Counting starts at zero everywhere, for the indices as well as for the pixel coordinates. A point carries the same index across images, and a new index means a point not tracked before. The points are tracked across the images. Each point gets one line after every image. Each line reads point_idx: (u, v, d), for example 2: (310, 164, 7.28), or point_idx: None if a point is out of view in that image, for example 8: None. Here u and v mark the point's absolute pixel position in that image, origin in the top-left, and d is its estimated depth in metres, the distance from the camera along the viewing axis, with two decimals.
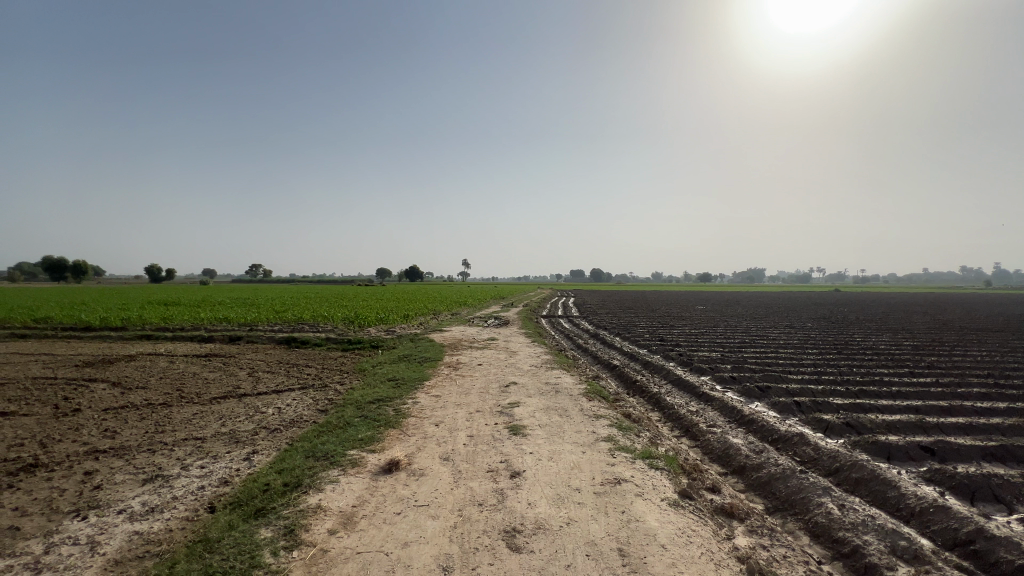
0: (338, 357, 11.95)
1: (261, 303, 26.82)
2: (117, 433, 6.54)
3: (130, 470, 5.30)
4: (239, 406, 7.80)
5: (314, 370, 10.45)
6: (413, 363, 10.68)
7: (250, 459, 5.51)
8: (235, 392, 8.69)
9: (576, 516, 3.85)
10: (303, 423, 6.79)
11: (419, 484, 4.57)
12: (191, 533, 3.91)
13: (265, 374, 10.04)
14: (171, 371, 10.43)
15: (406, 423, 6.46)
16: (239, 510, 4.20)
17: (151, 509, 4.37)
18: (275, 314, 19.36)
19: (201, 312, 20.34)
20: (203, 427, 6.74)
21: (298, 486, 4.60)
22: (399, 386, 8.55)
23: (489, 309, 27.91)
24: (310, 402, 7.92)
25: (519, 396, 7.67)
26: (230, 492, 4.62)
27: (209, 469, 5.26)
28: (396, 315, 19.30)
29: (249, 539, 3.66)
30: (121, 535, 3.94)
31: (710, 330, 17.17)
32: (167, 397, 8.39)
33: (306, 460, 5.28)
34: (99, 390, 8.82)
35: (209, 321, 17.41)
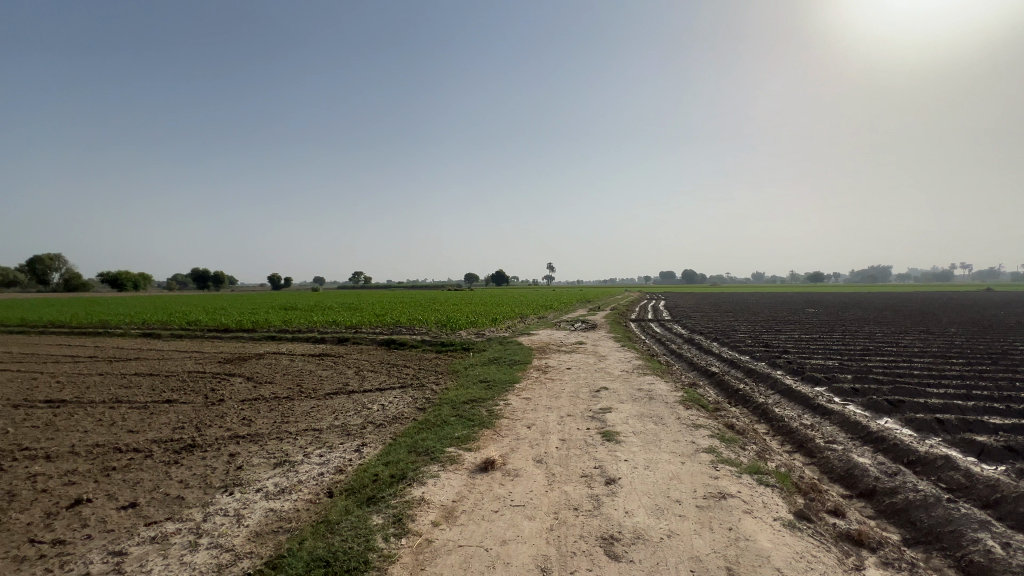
0: (433, 359, 12.63)
1: (363, 308, 29.10)
2: (252, 421, 7.51)
3: (264, 454, 6.06)
4: (349, 401, 8.56)
5: (412, 370, 11.13)
6: (503, 366, 10.93)
7: (360, 450, 6.02)
8: (345, 388, 9.55)
9: (678, 529, 3.69)
10: (405, 420, 7.27)
11: (514, 485, 4.67)
12: (314, 513, 4.37)
13: (370, 373, 10.90)
14: (291, 368, 11.72)
15: (499, 424, 6.64)
16: (354, 497, 4.60)
17: (282, 490, 4.95)
18: (376, 318, 20.93)
19: (314, 316, 22.64)
20: (320, 419, 7.51)
21: (403, 478, 4.93)
22: (491, 388, 8.80)
23: (575, 313, 27.67)
24: (409, 400, 8.46)
25: (610, 401, 7.53)
26: (345, 480, 5.09)
27: (327, 457, 5.84)
28: (485, 318, 19.90)
29: (363, 524, 4.00)
30: (260, 511, 4.51)
31: (824, 335, 15.46)
32: (290, 391, 9.47)
33: (409, 454, 5.64)
34: (237, 383, 10.20)
35: (321, 324, 19.30)
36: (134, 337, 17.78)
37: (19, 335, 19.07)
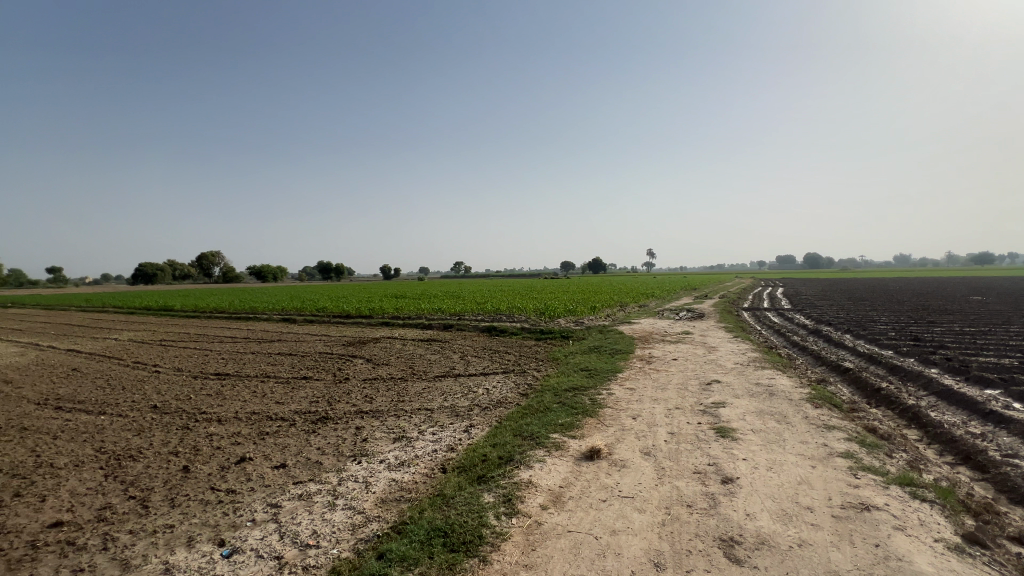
0: (534, 346, 12.84)
1: (465, 296, 30.46)
2: (373, 398, 8.28)
3: (385, 429, 6.65)
4: (456, 384, 9.05)
5: (514, 357, 11.42)
6: (604, 355, 10.75)
7: (469, 431, 6.34)
8: (452, 372, 10.10)
9: (810, 538, 3.35)
10: (509, 404, 7.49)
11: (622, 475, 4.58)
12: (431, 487, 4.70)
13: (474, 358, 11.40)
14: (404, 352, 12.69)
15: (602, 413, 6.55)
16: (466, 474, 4.87)
17: (402, 462, 5.40)
18: (477, 305, 21.78)
19: (421, 304, 24.22)
20: (431, 400, 8.03)
21: (511, 460, 5.09)
22: (592, 377, 8.71)
23: (679, 301, 26.23)
24: (512, 385, 8.70)
25: (724, 395, 7.04)
26: (457, 458, 5.39)
27: (439, 435, 6.24)
28: (583, 307, 19.70)
29: (476, 500, 4.21)
30: (384, 480, 4.96)
31: (997, 328, 12.86)
32: (404, 372, 10.26)
33: (515, 438, 5.80)
34: (360, 364, 11.30)
35: (427, 311, 20.59)
36: (276, 322, 20.53)
37: (193, 319, 23.04)
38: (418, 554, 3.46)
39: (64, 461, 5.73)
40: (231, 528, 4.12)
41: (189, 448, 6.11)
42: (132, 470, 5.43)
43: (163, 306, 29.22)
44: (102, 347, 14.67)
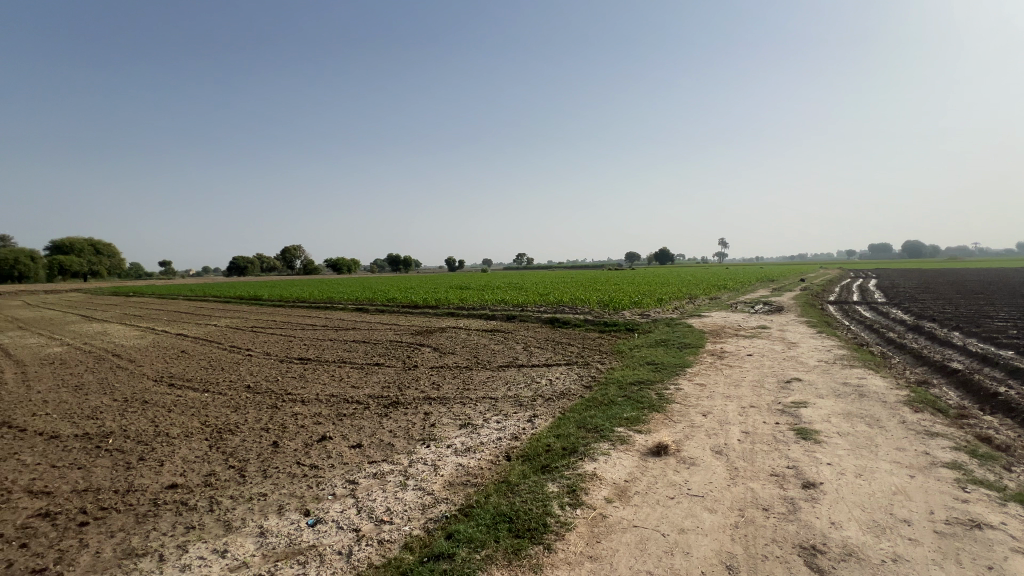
0: (597, 338, 12.67)
1: (527, 287, 30.63)
2: (440, 386, 8.60)
3: (451, 415, 6.89)
4: (519, 374, 9.17)
5: (577, 349, 11.34)
6: (672, 349, 10.38)
7: (533, 420, 6.40)
8: (515, 362, 10.24)
9: (906, 554, 3.05)
10: (572, 396, 7.46)
11: (691, 473, 4.42)
12: (496, 473, 4.81)
13: (537, 349, 11.47)
14: (469, 341, 13.03)
15: (670, 409, 6.35)
16: (530, 463, 4.93)
17: (468, 448, 5.57)
18: (540, 297, 21.84)
19: (485, 295, 24.70)
20: (495, 389, 8.21)
21: (575, 452, 5.08)
22: (659, 371, 8.45)
23: (754, 294, 24.67)
24: (575, 377, 8.66)
25: (805, 395, 6.55)
26: (521, 447, 5.47)
27: (503, 424, 6.36)
28: (648, 299, 19.13)
29: (540, 489, 4.26)
30: (451, 464, 5.15)
31: None
32: (469, 361, 10.55)
33: (579, 429, 5.78)
34: (427, 352, 11.77)
35: (491, 302, 20.96)
36: (351, 311, 21.86)
37: (279, 308, 25.11)
38: (484, 537, 3.57)
39: (177, 431, 6.50)
40: (315, 500, 4.48)
41: (278, 425, 6.70)
42: (231, 442, 6.05)
43: (254, 296, 32.08)
44: (205, 332, 16.41)
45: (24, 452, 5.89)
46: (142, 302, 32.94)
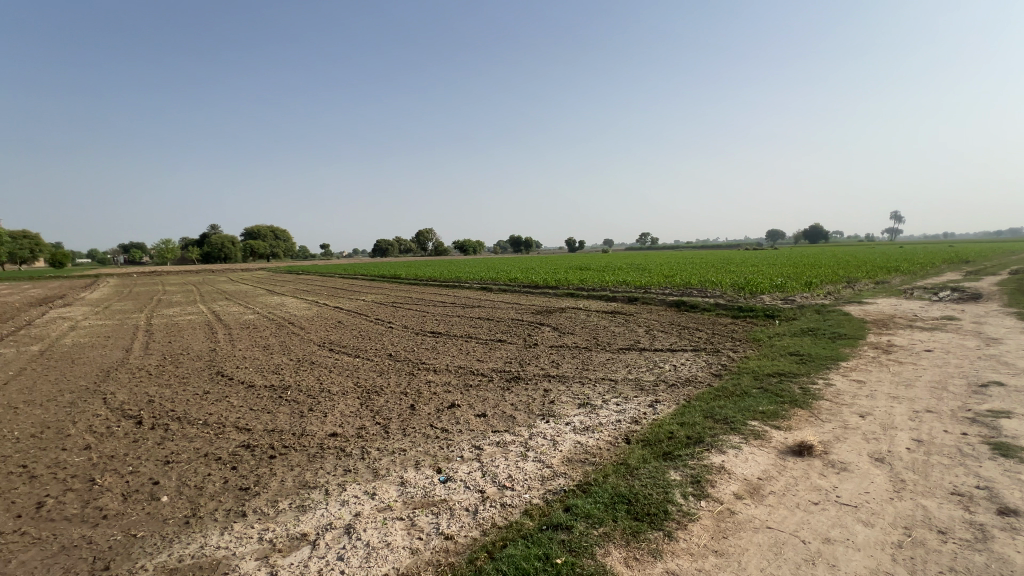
0: (730, 324, 11.67)
1: (651, 269, 29.31)
2: (559, 364, 8.74)
3: (570, 393, 6.98)
4: (641, 358, 8.89)
5: (705, 334, 10.59)
6: (822, 339, 9.10)
7: (655, 406, 6.18)
8: (637, 345, 9.94)
9: None
10: (698, 384, 7.01)
11: (842, 479, 3.89)
12: (615, 454, 4.78)
13: (660, 333, 10.96)
14: (589, 322, 12.97)
15: (817, 406, 5.63)
16: (651, 448, 4.79)
17: (587, 427, 5.60)
18: (665, 279, 20.75)
19: (605, 276, 24.29)
20: (615, 371, 8.09)
21: (700, 442, 4.81)
22: (804, 363, 7.51)
23: (939, 278, 20.32)
24: (703, 364, 8.13)
25: (1009, 403, 5.28)
26: (642, 431, 5.33)
27: (623, 407, 6.25)
28: (794, 282, 16.96)
29: (661, 476, 4.13)
30: (570, 441, 5.24)
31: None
32: (588, 342, 10.53)
33: (706, 419, 5.44)
34: (547, 331, 12.01)
35: (612, 283, 20.53)
36: (476, 290, 23.21)
37: (415, 286, 27.69)
38: (602, 515, 3.60)
39: (337, 390, 7.64)
40: (446, 460, 4.93)
41: (415, 390, 7.47)
42: (377, 402, 6.93)
43: (394, 275, 35.78)
44: (356, 306, 18.86)
45: (232, 396, 7.47)
46: (310, 279, 38.95)
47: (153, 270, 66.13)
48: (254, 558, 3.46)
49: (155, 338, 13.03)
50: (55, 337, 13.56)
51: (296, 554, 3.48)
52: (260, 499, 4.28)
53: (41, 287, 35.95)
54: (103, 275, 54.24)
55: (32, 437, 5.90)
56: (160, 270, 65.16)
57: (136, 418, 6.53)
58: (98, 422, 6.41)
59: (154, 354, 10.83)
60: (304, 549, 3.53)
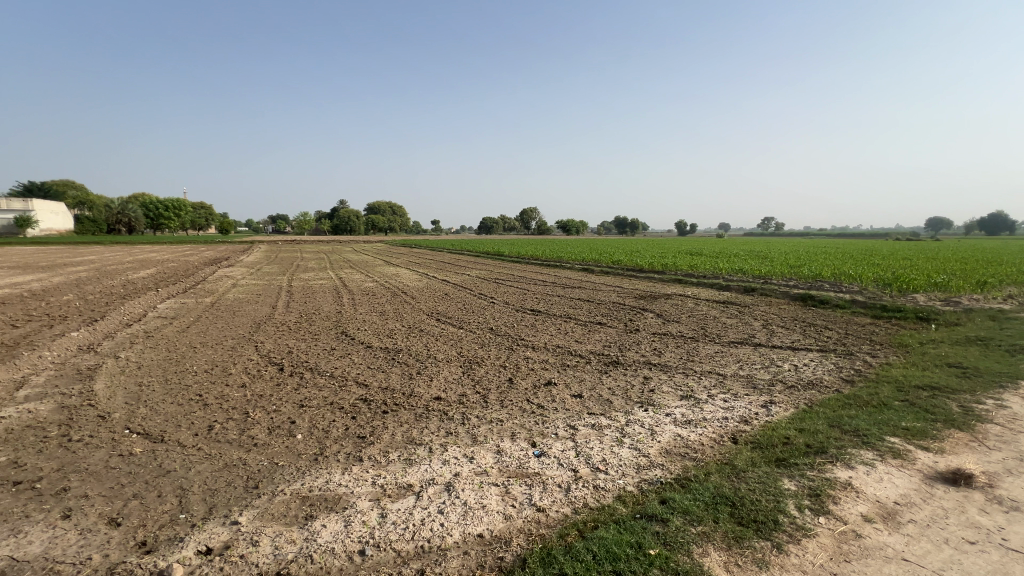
0: (868, 325, 10.19)
1: (772, 257, 26.53)
2: (661, 353, 8.38)
3: (672, 384, 6.66)
4: (756, 354, 8.15)
5: (836, 335, 9.37)
6: (995, 351, 7.54)
7: (768, 407, 5.64)
8: (751, 340, 9.13)
9: None
10: (824, 389, 6.24)
11: (1010, 520, 3.24)
12: (719, 453, 4.49)
13: (780, 329, 9.93)
14: (697, 311, 12.18)
15: (981, 429, 4.72)
16: (761, 452, 4.42)
17: (689, 421, 5.32)
18: (789, 269, 18.59)
19: (718, 263, 22.55)
20: (724, 365, 7.53)
21: (823, 453, 4.31)
22: (967, 378, 6.30)
23: None
24: (831, 367, 7.21)
25: None
26: (752, 432, 4.92)
27: (732, 404, 5.81)
28: (960, 281, 14.17)
29: (773, 483, 3.79)
30: (669, 432, 5.02)
31: None
32: (695, 332, 9.92)
33: (831, 428, 4.86)
34: (650, 317, 11.54)
35: (726, 270, 19.00)
36: (578, 271, 22.99)
37: (517, 264, 28.22)
38: (701, 513, 3.42)
39: (442, 357, 8.16)
40: (540, 435, 5.04)
41: (513, 365, 7.69)
42: (478, 372, 7.27)
43: (497, 252, 36.83)
44: (462, 280, 19.81)
45: (354, 354, 8.37)
46: (422, 252, 41.78)
47: (293, 239, 75.62)
48: (368, 498, 3.89)
49: (295, 298, 14.98)
50: (222, 292, 16.26)
51: (403, 501, 3.84)
52: (373, 448, 4.76)
53: (213, 250, 43.05)
54: (257, 241, 63.61)
55: (205, 372, 7.19)
56: (300, 239, 74.24)
57: (279, 365, 7.62)
58: (252, 365, 7.61)
59: (293, 312, 12.50)
60: (410, 498, 3.87)
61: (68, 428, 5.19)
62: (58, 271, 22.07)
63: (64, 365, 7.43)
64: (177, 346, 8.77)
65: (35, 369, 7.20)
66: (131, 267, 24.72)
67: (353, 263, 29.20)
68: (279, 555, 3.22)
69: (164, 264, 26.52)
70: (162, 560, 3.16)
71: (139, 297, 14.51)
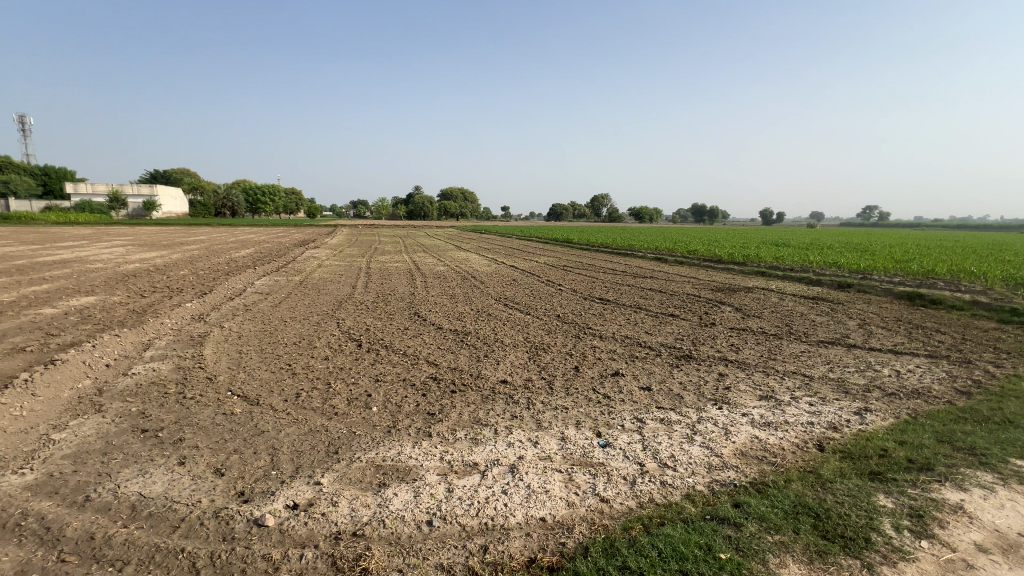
0: (993, 330, 8.87)
1: (875, 250, 23.76)
2: (739, 349, 7.88)
3: (750, 383, 6.25)
4: (850, 356, 7.42)
5: (951, 340, 8.26)
6: None
7: (863, 414, 5.13)
8: (844, 340, 8.32)
9: None
10: (932, 399, 5.54)
11: None
12: (802, 459, 4.16)
13: (881, 330, 8.94)
14: (782, 307, 11.30)
15: None
16: (853, 462, 4.03)
17: (769, 423, 4.97)
18: (895, 264, 16.60)
19: (806, 255, 20.70)
20: (812, 366, 6.93)
21: (928, 470, 3.84)
22: None
23: None
24: (942, 376, 6.38)
25: None
26: (841, 440, 4.50)
27: (819, 408, 5.34)
28: None
29: (866, 498, 3.44)
30: (746, 434, 4.73)
31: None
32: (778, 329, 9.21)
33: (939, 444, 4.32)
34: (728, 311, 10.89)
35: (816, 264, 17.39)
36: (650, 260, 22.17)
37: (586, 251, 27.78)
38: (779, 521, 3.20)
39: (508, 342, 8.26)
40: (606, 425, 4.96)
41: (580, 353, 7.61)
42: (544, 359, 7.28)
43: (567, 239, 36.36)
44: (530, 267, 19.88)
45: (426, 334, 8.72)
46: (493, 238, 42.44)
47: (372, 223, 80.04)
48: (436, 472, 4.05)
49: (372, 279, 15.85)
50: (309, 271, 17.60)
51: (469, 478, 3.96)
52: (442, 426, 4.95)
53: (303, 232, 46.66)
54: (340, 225, 68.00)
55: (295, 344, 7.86)
56: (378, 223, 77.98)
57: (358, 341, 8.14)
58: (334, 340, 8.19)
59: (371, 293, 13.23)
60: (475, 476, 3.99)
61: (183, 387, 5.92)
62: (177, 248, 25.09)
63: (180, 332, 8.46)
64: (271, 319, 9.64)
65: (158, 334, 8.26)
66: (235, 246, 27.48)
67: (428, 247, 30.33)
68: (355, 517, 3.47)
69: (262, 245, 29.10)
70: (257, 509, 3.52)
71: (240, 274, 16.08)
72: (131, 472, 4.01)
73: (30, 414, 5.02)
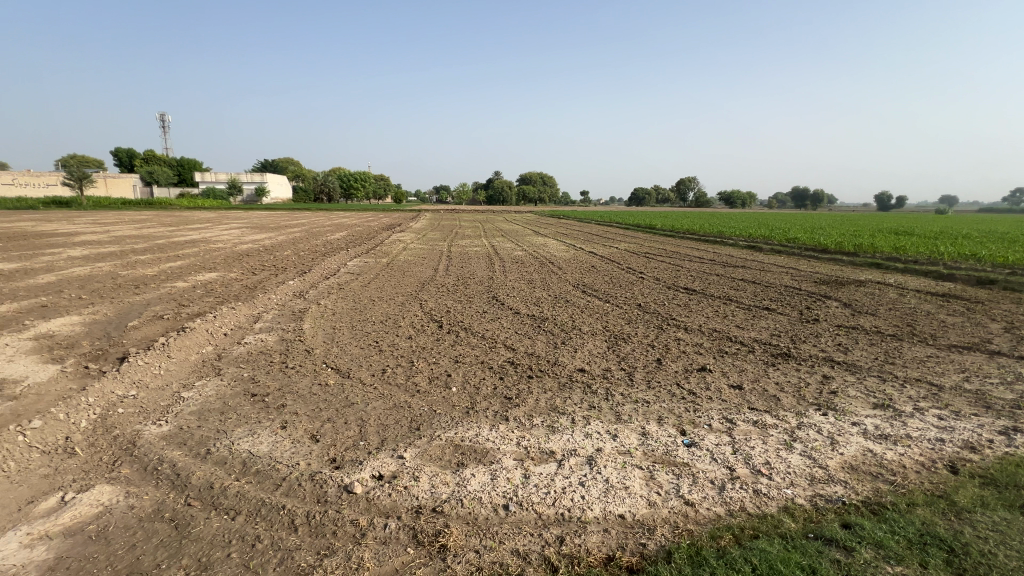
0: None
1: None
2: (848, 349, 7.04)
3: (862, 388, 5.54)
4: (992, 365, 6.31)
5: None
6: None
7: (1010, 435, 4.33)
8: (984, 346, 7.09)
9: None
10: None
11: None
12: (929, 481, 3.60)
13: None
14: (902, 304, 9.90)
15: None
16: (997, 491, 3.41)
17: (886, 436, 4.37)
18: None
19: (935, 245, 17.93)
20: (941, 374, 5.99)
21: None
22: None
23: None
24: None
25: None
26: (981, 463, 3.84)
27: (950, 424, 4.60)
28: None
29: (1016, 535, 2.89)
30: (857, 445, 4.20)
31: None
32: (898, 329, 8.08)
33: None
34: (834, 307, 9.77)
35: (948, 256, 15.02)
36: (741, 248, 20.54)
37: (670, 238, 26.42)
38: (901, 552, 2.79)
39: (587, 329, 8.08)
40: (691, 424, 4.66)
41: (662, 345, 7.24)
42: (623, 349, 7.02)
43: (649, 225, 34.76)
44: (609, 253, 19.30)
45: (504, 318, 8.80)
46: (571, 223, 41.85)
47: (453, 208, 82.60)
48: (512, 457, 4.06)
49: (453, 263, 16.30)
50: (395, 254, 18.52)
51: (545, 466, 3.92)
52: (518, 410, 4.95)
53: (390, 216, 49.26)
54: (424, 210, 70.85)
55: (382, 323, 8.31)
56: (458, 209, 80.05)
57: (439, 323, 8.41)
58: (417, 320, 8.52)
59: (451, 276, 13.60)
60: (552, 465, 3.94)
61: (286, 357, 6.49)
62: (283, 231, 27.65)
63: (284, 306, 9.30)
64: (361, 298, 10.27)
65: (266, 307, 9.13)
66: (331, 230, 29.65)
67: (507, 232, 30.56)
68: (435, 493, 3.57)
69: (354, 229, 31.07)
70: (347, 476, 3.75)
71: (335, 255, 17.33)
72: (243, 431, 4.47)
73: (166, 373, 5.79)
